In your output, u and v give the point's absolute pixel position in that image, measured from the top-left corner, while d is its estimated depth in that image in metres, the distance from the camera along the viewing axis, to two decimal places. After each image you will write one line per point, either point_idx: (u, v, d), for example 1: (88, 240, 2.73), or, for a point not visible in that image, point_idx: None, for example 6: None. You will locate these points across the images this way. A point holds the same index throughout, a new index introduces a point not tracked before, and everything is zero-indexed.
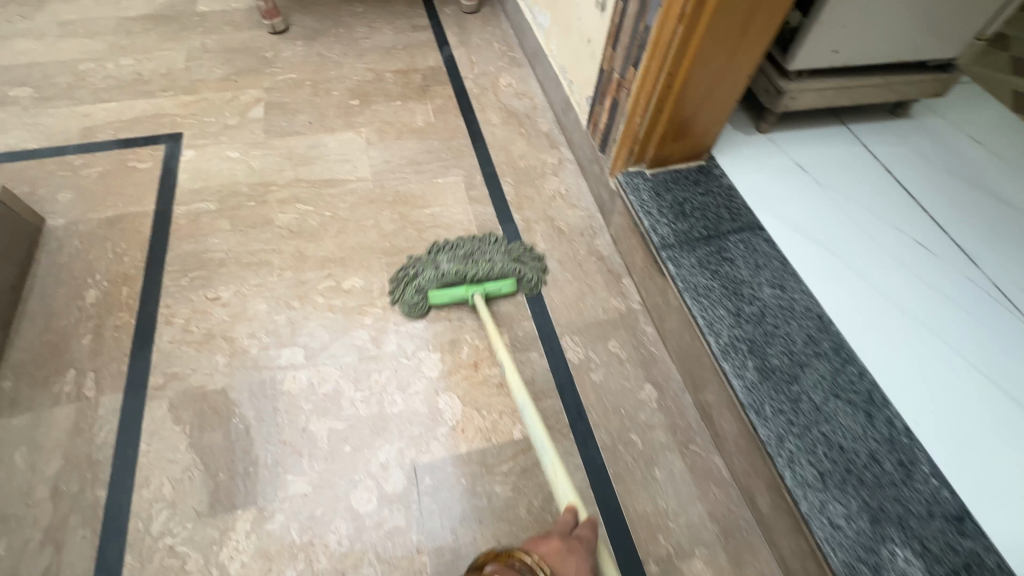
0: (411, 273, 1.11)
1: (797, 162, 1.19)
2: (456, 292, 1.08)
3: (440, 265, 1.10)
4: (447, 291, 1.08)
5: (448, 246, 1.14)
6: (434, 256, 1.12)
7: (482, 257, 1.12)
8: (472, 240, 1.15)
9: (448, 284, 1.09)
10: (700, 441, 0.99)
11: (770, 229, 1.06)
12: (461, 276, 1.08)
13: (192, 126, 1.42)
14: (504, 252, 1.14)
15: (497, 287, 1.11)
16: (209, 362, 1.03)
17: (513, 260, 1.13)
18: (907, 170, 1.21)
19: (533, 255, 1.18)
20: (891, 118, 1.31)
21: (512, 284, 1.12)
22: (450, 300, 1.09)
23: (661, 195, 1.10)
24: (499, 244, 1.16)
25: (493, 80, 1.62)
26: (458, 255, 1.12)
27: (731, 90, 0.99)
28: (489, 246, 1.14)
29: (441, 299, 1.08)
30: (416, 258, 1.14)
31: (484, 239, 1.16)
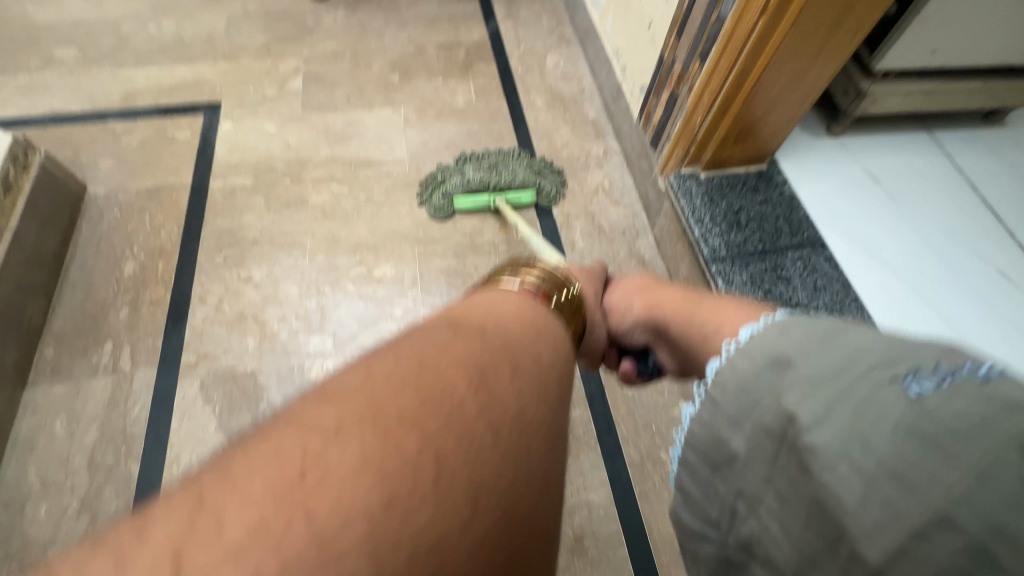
0: (439, 178, 1.22)
1: (869, 173, 1.09)
2: (479, 199, 1.20)
3: (467, 174, 1.22)
4: (470, 199, 1.20)
5: (479, 154, 1.27)
6: (461, 166, 1.24)
7: (505, 168, 1.23)
8: (500, 152, 1.27)
9: (473, 192, 1.21)
10: None
11: (833, 247, 0.98)
12: (484, 184, 1.20)
13: (231, 95, 1.39)
14: (526, 165, 1.24)
15: (516, 197, 1.21)
16: (239, 344, 1.03)
17: (533, 172, 1.23)
18: (992, 186, 1.09)
19: (554, 169, 1.26)
20: (982, 126, 1.17)
21: (530, 196, 1.21)
22: (473, 208, 1.21)
23: (716, 201, 1.02)
24: (522, 159, 1.26)
25: (540, 59, 1.53)
26: (484, 163, 1.24)
27: (809, 91, 0.89)
28: (512, 157, 1.25)
29: (464, 206, 1.20)
30: (449, 163, 1.27)
31: (510, 152, 1.28)
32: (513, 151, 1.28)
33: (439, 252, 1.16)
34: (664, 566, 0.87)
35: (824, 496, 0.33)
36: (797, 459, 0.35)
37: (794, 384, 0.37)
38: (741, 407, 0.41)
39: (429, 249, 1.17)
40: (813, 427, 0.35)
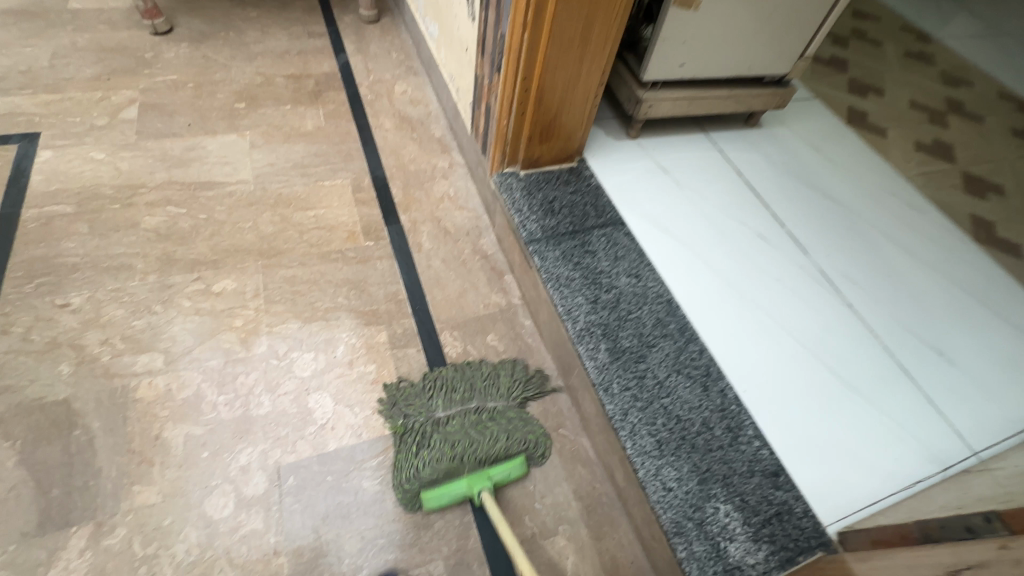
0: (403, 425, 0.97)
1: (659, 165, 1.30)
2: (458, 489, 0.90)
3: (439, 444, 0.95)
4: (446, 490, 0.90)
5: (443, 403, 1.00)
6: (429, 400, 1.01)
7: (487, 426, 0.98)
8: (471, 397, 1.02)
9: (446, 476, 0.92)
10: (569, 424, 1.04)
11: (631, 225, 1.15)
12: (461, 464, 0.92)
13: (52, 125, 1.33)
14: (511, 413, 1.01)
15: (504, 471, 0.94)
16: (51, 372, 0.96)
17: (521, 426, 1.00)
18: (754, 172, 1.35)
19: (535, 389, 1.06)
20: (745, 127, 1.45)
21: (521, 465, 0.95)
22: (451, 499, 0.91)
23: (533, 193, 1.16)
24: (502, 385, 1.05)
25: (389, 87, 1.64)
26: (460, 428, 0.97)
27: (587, 93, 1.07)
28: (492, 407, 1.01)
29: (440, 501, 0.90)
30: (408, 424, 0.98)
31: (484, 390, 1.03)
32: (486, 383, 1.05)
33: (285, 263, 1.18)
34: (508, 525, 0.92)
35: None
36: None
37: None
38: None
39: (274, 261, 1.18)
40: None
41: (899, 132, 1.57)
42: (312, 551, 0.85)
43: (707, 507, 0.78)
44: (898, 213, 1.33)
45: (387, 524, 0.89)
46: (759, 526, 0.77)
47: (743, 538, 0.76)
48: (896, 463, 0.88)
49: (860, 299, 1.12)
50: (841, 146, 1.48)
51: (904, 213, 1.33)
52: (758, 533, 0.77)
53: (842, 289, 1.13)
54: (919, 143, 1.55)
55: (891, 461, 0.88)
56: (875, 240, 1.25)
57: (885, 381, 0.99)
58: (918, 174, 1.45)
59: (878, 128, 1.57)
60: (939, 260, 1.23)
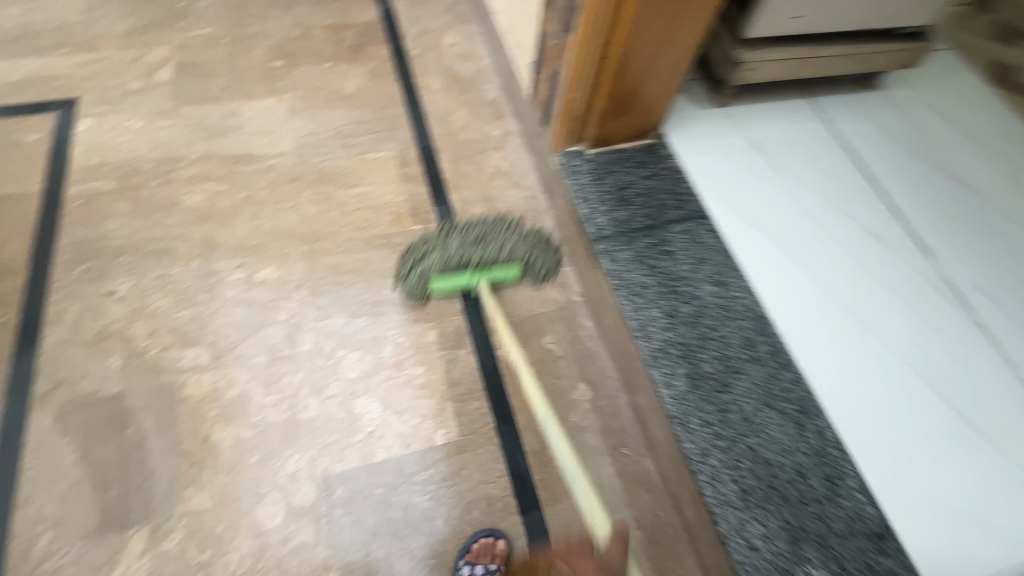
0: (419, 253, 1.04)
1: (752, 142, 1.09)
2: (459, 281, 1.02)
3: (449, 247, 1.04)
4: (449, 280, 1.02)
5: (459, 238, 1.04)
6: (444, 234, 1.05)
7: (494, 239, 1.05)
8: (484, 234, 1.05)
9: (451, 270, 1.03)
10: (632, 443, 0.95)
11: (717, 219, 0.98)
12: (465, 262, 1.03)
13: (89, 90, 1.26)
14: (519, 235, 1.06)
15: (502, 273, 1.04)
16: (102, 365, 0.94)
17: (526, 251, 1.06)
18: (869, 149, 1.12)
19: (550, 245, 1.09)
20: (860, 90, 1.21)
21: (517, 271, 1.05)
22: (452, 289, 1.03)
23: (602, 178, 1.00)
24: (515, 226, 1.08)
25: (436, 38, 1.45)
26: (470, 254, 1.03)
27: (679, 58, 0.88)
28: (503, 239, 1.05)
29: (442, 289, 1.02)
30: (423, 252, 1.04)
31: (497, 229, 1.06)
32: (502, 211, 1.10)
33: (328, 249, 1.10)
34: None
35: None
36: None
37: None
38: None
39: (317, 247, 1.10)
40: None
41: None
42: (362, 567, 0.83)
43: (798, 572, 0.69)
44: None
45: (438, 544, 0.85)
46: None
47: None
48: (993, 513, 0.76)
49: (994, 318, 0.93)
50: (983, 115, 1.21)
51: None
52: None
53: (972, 305, 0.94)
54: None
55: (984, 510, 0.76)
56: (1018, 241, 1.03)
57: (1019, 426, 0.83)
58: None
59: None
60: None
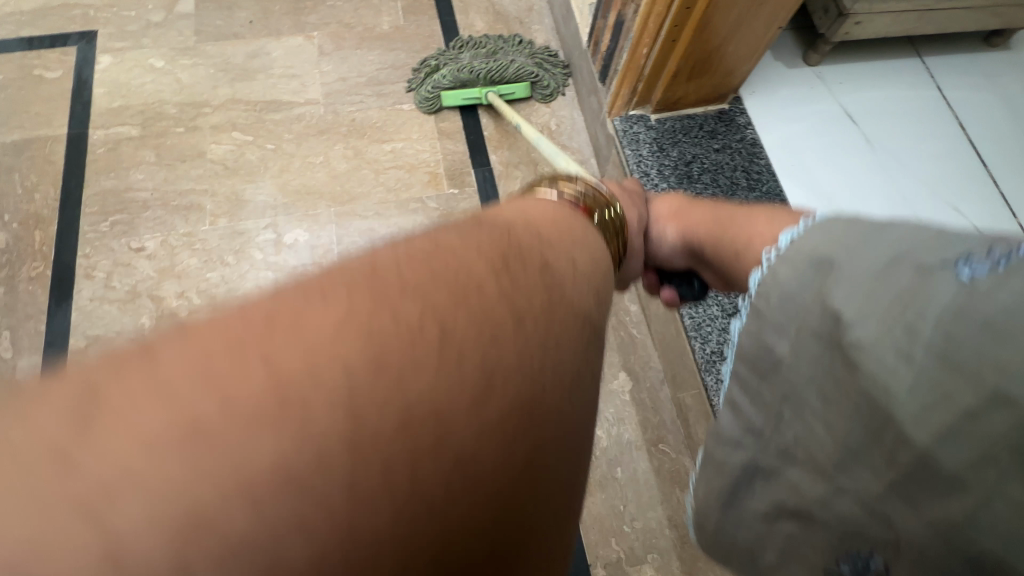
0: (433, 65, 1.12)
1: (845, 111, 0.94)
2: (469, 94, 1.10)
3: (461, 60, 1.12)
4: (461, 93, 1.10)
5: (470, 53, 1.12)
6: (457, 50, 1.13)
7: (504, 55, 1.13)
8: (495, 49, 1.13)
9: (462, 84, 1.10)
10: (671, 440, 0.90)
11: (795, 204, 0.86)
12: (476, 78, 1.10)
13: (108, 22, 1.17)
14: (529, 58, 1.13)
15: (510, 91, 1.11)
16: (133, 324, 0.93)
17: (533, 67, 1.12)
18: (984, 126, 0.95)
19: (557, 65, 1.15)
20: (981, 51, 1.02)
21: (524, 91, 1.11)
22: (464, 103, 1.12)
23: (666, 149, 0.88)
24: (524, 47, 1.15)
25: None
26: (480, 66, 1.10)
27: (777, 11, 0.73)
28: (512, 57, 1.13)
29: (454, 101, 1.11)
30: (437, 64, 1.12)
31: (507, 48, 1.14)
32: (515, 39, 1.16)
33: (359, 212, 1.03)
34: (592, 545, 0.84)
35: (870, 392, 0.33)
36: (842, 365, 0.35)
37: (838, 274, 0.36)
38: (788, 323, 0.40)
39: (347, 209, 1.03)
40: (910, 417, 0.31)
41: None
42: None
43: None
44: None
45: None
46: None
47: None
48: None
49: None
50: None
51: None
52: None
53: None
54: None
55: None
56: None
57: None
58: None
59: None
60: None
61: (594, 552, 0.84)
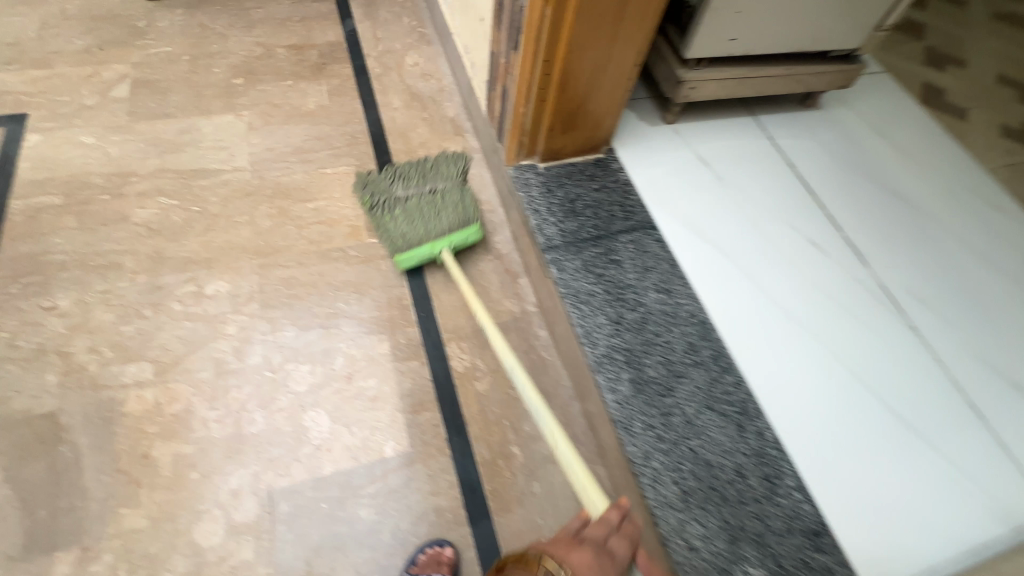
0: (368, 205, 1.09)
1: (699, 156, 1.13)
2: (423, 253, 1.05)
3: (396, 196, 1.10)
4: (413, 254, 1.05)
5: (402, 186, 1.11)
6: (388, 185, 1.11)
7: (434, 182, 1.12)
8: (424, 177, 1.12)
9: (412, 245, 1.05)
10: (584, 451, 0.95)
11: (663, 229, 1.01)
12: (423, 234, 1.06)
13: (41, 106, 1.25)
14: (460, 186, 1.11)
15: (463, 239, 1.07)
16: (37, 382, 0.91)
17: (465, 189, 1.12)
18: (809, 162, 1.17)
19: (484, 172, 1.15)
20: (801, 109, 1.26)
21: (477, 231, 1.08)
22: (418, 262, 1.06)
23: (552, 190, 1.03)
24: (450, 167, 1.14)
25: (399, 58, 1.48)
26: (415, 202, 1.09)
27: (620, 77, 0.92)
28: (442, 181, 1.12)
29: (408, 263, 1.05)
30: (370, 200, 1.09)
31: (434, 172, 1.13)
32: (435, 165, 1.14)
33: (282, 262, 1.09)
34: None
35: None
36: None
37: None
38: None
39: (269, 260, 1.09)
40: None
41: (983, 114, 1.36)
42: None
43: (736, 571, 0.70)
44: (978, 218, 1.14)
45: (385, 558, 0.84)
46: None
47: None
48: (897, 504, 0.78)
49: (927, 321, 0.97)
50: (914, 132, 1.28)
51: (981, 213, 1.15)
52: None
53: (908, 310, 0.98)
54: (1006, 128, 1.33)
55: (858, 492, 0.78)
56: (949, 249, 1.08)
57: (952, 423, 0.86)
58: (1004, 166, 1.25)
59: (959, 109, 1.36)
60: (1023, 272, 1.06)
61: None
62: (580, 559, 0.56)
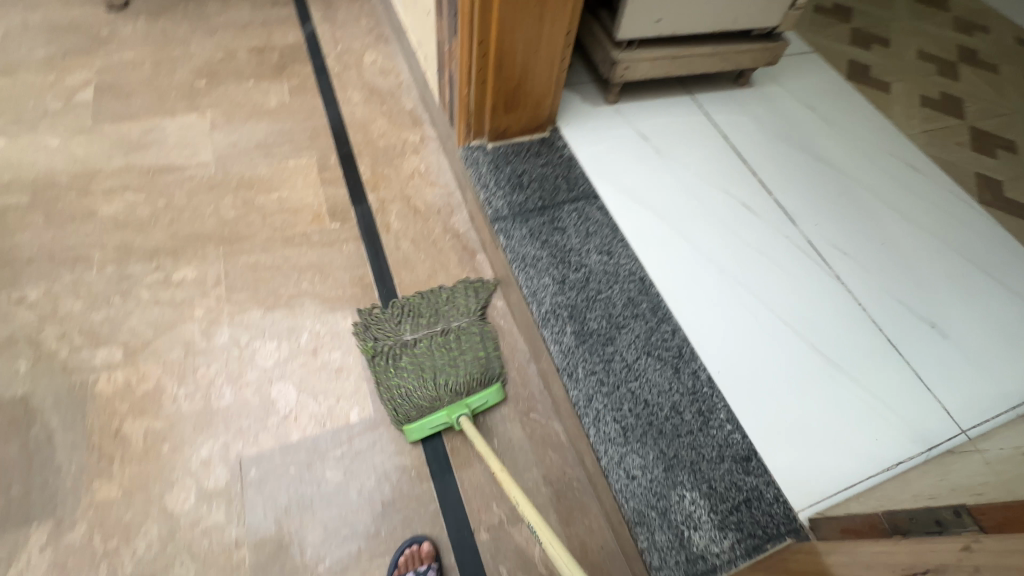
0: (375, 355, 0.99)
1: (639, 132, 1.21)
2: (437, 418, 0.93)
3: (405, 343, 1.00)
4: (426, 420, 0.93)
5: (411, 327, 1.02)
6: (396, 328, 1.02)
7: (447, 327, 1.03)
8: (436, 318, 1.04)
9: (425, 409, 0.93)
10: (541, 408, 1.00)
11: (605, 198, 1.08)
12: (436, 394, 0.94)
13: (6, 112, 1.28)
14: (476, 331, 1.03)
15: (481, 400, 0.96)
16: (8, 369, 0.95)
17: (481, 334, 1.03)
18: (742, 134, 1.25)
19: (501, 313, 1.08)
20: (735, 88, 1.35)
21: (497, 392, 0.97)
22: (432, 428, 0.93)
23: (501, 167, 1.09)
24: (462, 305, 1.06)
25: (357, 57, 1.54)
26: (427, 350, 0.99)
27: (552, 56, 0.99)
28: (455, 324, 1.04)
29: (420, 430, 0.92)
30: (377, 346, 1.00)
31: (447, 312, 1.05)
32: (448, 303, 1.07)
33: (247, 249, 1.14)
34: (474, 512, 0.90)
35: None
36: None
37: None
38: None
39: (235, 247, 1.14)
40: None
41: (905, 86, 1.46)
42: (275, 542, 0.84)
43: (672, 495, 0.75)
44: (898, 178, 1.23)
45: (351, 514, 0.88)
46: (726, 513, 0.74)
47: (708, 526, 0.73)
48: (819, 429, 0.85)
49: (849, 270, 1.05)
50: (841, 105, 1.37)
51: (900, 173, 1.24)
52: (725, 520, 0.74)
53: (831, 261, 1.06)
54: (925, 98, 1.44)
55: (784, 421, 0.85)
56: (871, 206, 1.17)
57: (871, 357, 0.94)
58: (922, 132, 1.35)
59: (881, 83, 1.46)
60: (936, 225, 1.15)
61: (477, 519, 0.90)
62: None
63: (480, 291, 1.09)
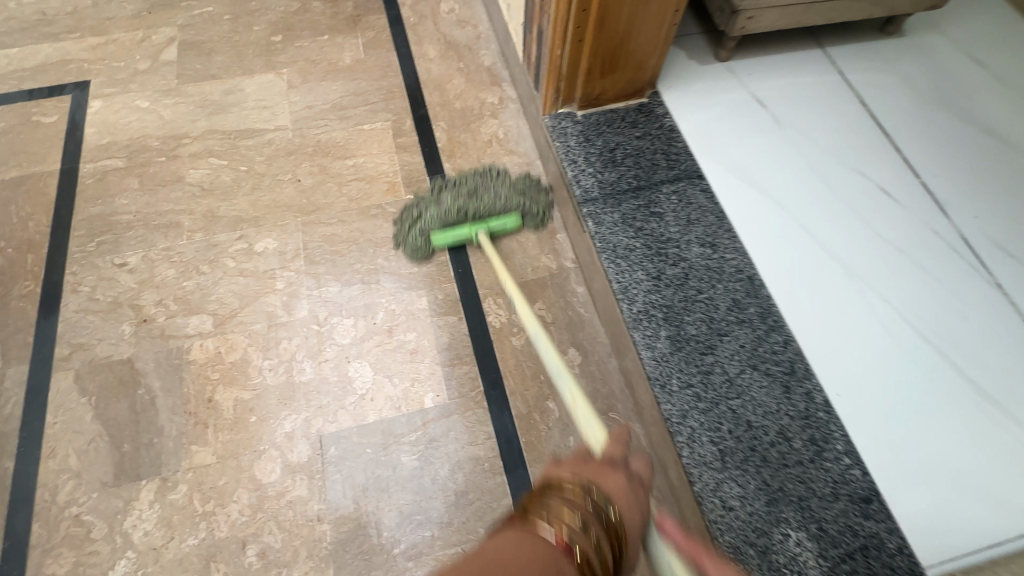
0: (415, 213, 1.07)
1: (755, 97, 1.03)
2: (459, 233, 1.05)
3: (443, 203, 1.07)
4: (450, 234, 1.05)
5: (452, 194, 1.07)
6: (437, 193, 1.08)
7: (485, 191, 1.08)
8: (475, 186, 1.08)
9: (451, 223, 1.06)
10: (620, 408, 0.94)
11: (711, 178, 0.94)
12: (462, 212, 1.06)
13: (100, 72, 1.31)
14: (512, 195, 1.07)
15: (500, 224, 1.06)
16: (115, 331, 1.01)
17: (516, 196, 1.08)
18: (885, 99, 1.04)
19: (542, 188, 1.10)
20: (879, 38, 1.11)
21: (517, 219, 1.07)
22: (455, 242, 1.06)
23: (591, 139, 0.97)
24: (502, 178, 1.10)
25: (433, 5, 1.42)
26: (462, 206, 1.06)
27: (665, 6, 0.84)
28: (493, 190, 1.08)
29: (445, 242, 1.05)
30: (419, 211, 1.07)
31: (487, 182, 1.09)
32: (489, 175, 1.10)
33: (324, 220, 1.12)
34: None
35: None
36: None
37: None
38: None
39: (313, 218, 1.12)
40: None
41: None
42: (353, 521, 0.86)
43: (775, 534, 0.68)
44: None
45: (425, 500, 0.88)
46: (838, 561, 0.66)
47: (815, 572, 0.66)
48: (956, 472, 0.72)
49: (1013, 276, 0.86)
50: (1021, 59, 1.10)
51: None
52: (835, 568, 0.66)
53: (990, 263, 0.87)
54: None
55: (914, 459, 0.73)
56: None
57: None
58: None
59: None
60: None
61: None
62: (615, 486, 0.45)
63: (538, 186, 1.10)
